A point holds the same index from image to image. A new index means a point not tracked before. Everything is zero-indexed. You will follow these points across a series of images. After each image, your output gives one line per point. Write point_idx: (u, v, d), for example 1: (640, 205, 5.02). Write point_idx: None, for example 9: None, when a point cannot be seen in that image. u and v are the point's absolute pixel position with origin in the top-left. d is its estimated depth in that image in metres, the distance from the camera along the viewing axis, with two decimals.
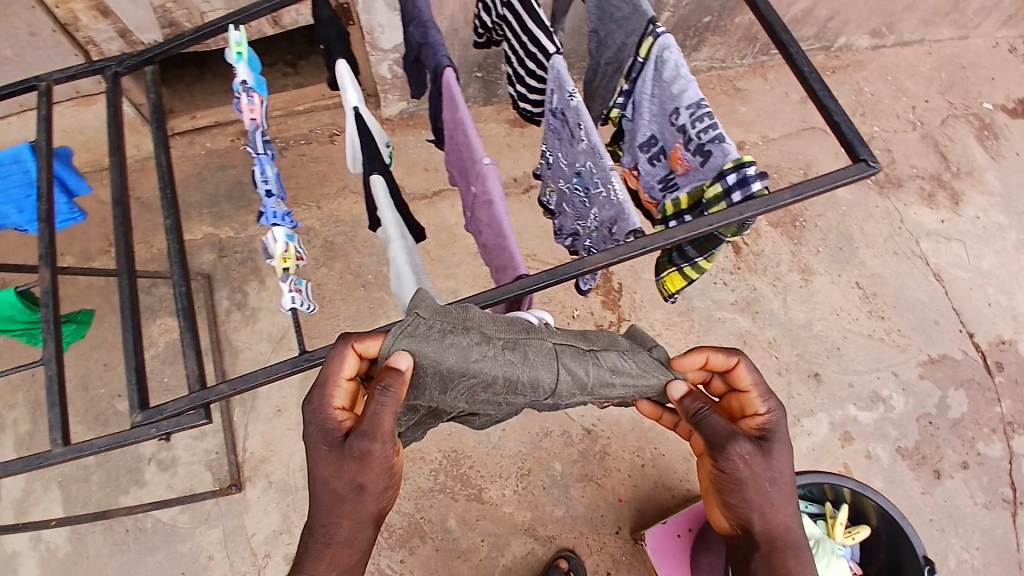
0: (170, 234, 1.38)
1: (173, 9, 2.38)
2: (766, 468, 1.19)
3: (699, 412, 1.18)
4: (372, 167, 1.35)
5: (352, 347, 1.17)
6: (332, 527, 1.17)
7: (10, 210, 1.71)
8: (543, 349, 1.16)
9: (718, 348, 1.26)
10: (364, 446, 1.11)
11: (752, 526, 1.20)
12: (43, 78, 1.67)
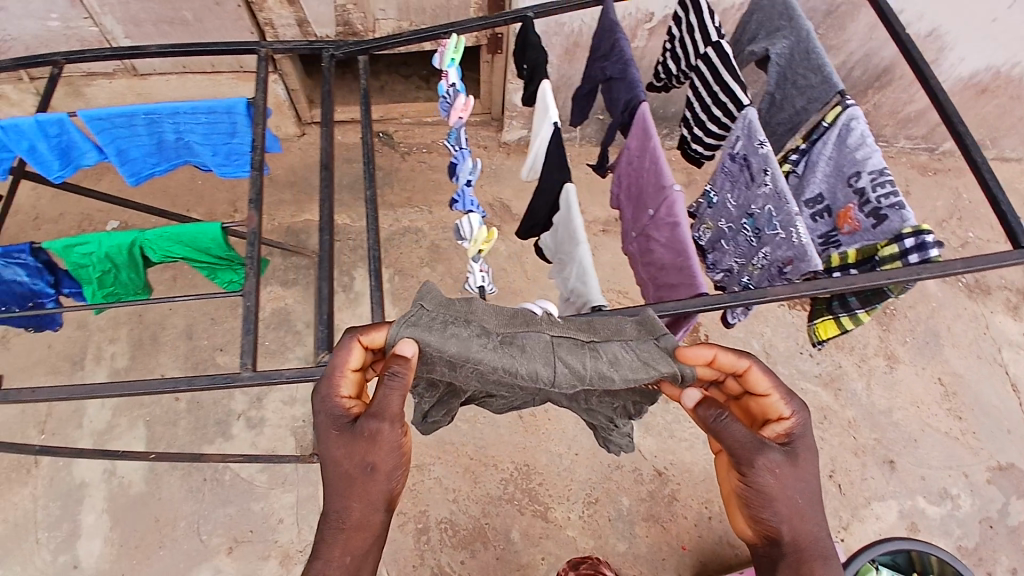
0: (370, 204, 1.51)
1: (351, 10, 2.64)
2: (790, 479, 1.15)
3: (717, 420, 1.12)
4: (563, 177, 1.48)
5: (358, 339, 1.20)
6: (344, 511, 1.18)
7: (205, 151, 1.80)
8: (543, 340, 1.18)
9: (727, 348, 1.20)
10: (373, 425, 1.14)
11: (781, 539, 1.16)
12: (264, 46, 1.86)
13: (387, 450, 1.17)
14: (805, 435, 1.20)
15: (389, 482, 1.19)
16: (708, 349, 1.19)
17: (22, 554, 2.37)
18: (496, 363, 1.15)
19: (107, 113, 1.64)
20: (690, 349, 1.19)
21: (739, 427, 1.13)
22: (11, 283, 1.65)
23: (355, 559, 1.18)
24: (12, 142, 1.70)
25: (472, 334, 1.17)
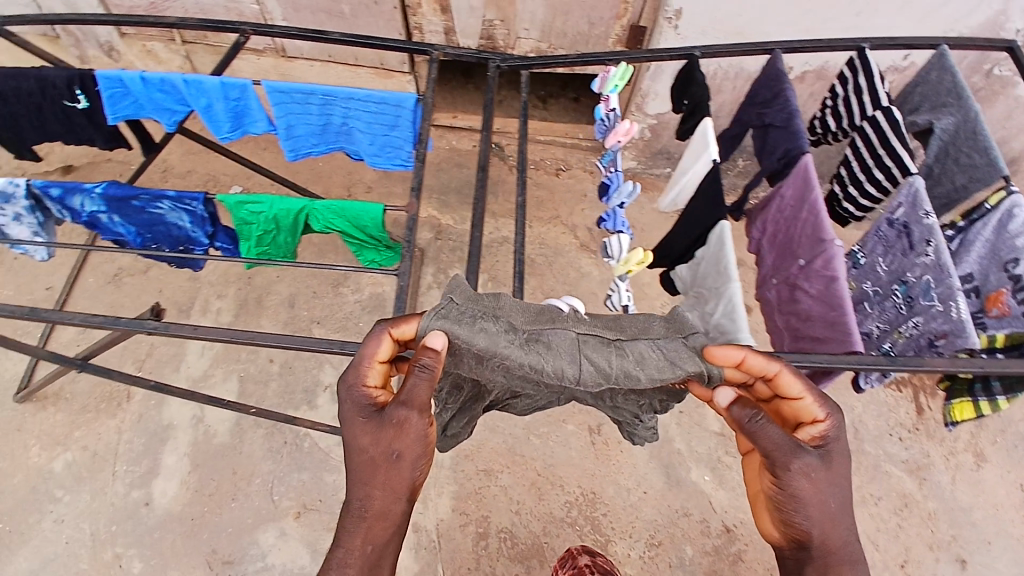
0: (519, 210, 1.63)
1: (497, 26, 2.77)
2: (821, 482, 1.20)
3: (753, 420, 1.17)
4: (718, 213, 1.46)
5: (388, 331, 1.24)
6: (367, 499, 1.24)
7: (364, 140, 1.92)
8: (568, 338, 1.25)
9: (758, 351, 1.25)
10: (401, 413, 1.20)
11: (809, 539, 1.21)
12: (436, 49, 2.03)
13: (413, 438, 1.23)
14: (836, 439, 1.24)
15: (412, 472, 1.25)
16: (738, 351, 1.24)
17: (99, 483, 2.49)
18: (527, 357, 1.22)
19: (289, 89, 1.76)
20: (717, 349, 1.24)
21: (772, 428, 1.18)
22: (171, 226, 1.76)
23: (375, 547, 1.24)
24: (194, 98, 1.83)
25: (499, 327, 1.24)
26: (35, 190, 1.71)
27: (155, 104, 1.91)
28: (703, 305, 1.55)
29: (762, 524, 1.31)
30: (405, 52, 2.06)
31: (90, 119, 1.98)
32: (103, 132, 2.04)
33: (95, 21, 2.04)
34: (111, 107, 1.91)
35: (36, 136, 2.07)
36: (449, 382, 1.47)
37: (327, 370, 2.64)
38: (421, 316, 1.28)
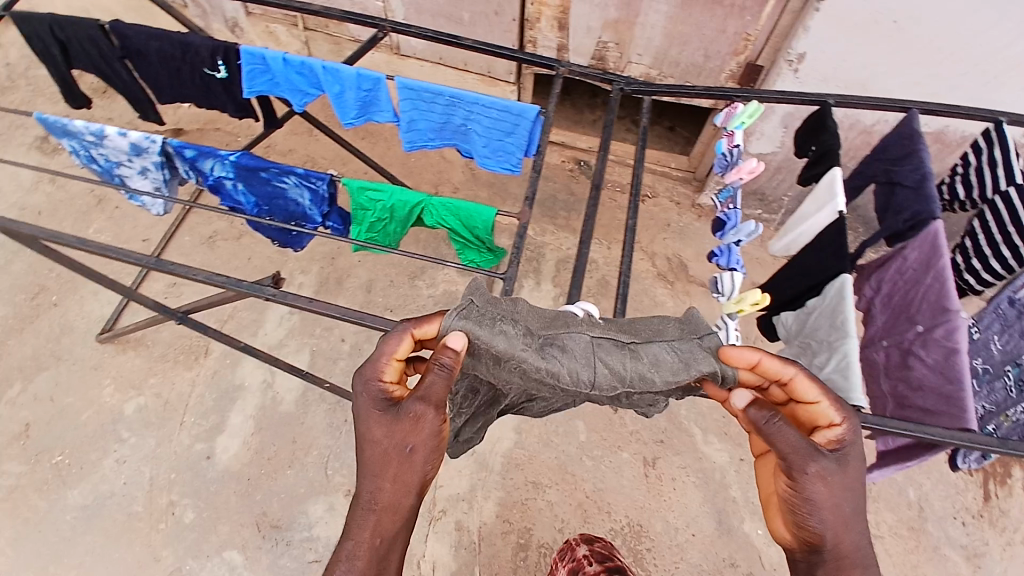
0: (630, 233, 1.61)
1: (611, 48, 2.79)
2: (838, 485, 1.14)
3: (769, 421, 1.13)
4: (841, 265, 1.49)
5: (411, 330, 1.23)
6: (376, 491, 1.21)
7: (479, 142, 1.98)
8: (585, 342, 1.29)
9: (773, 354, 1.25)
10: (418, 407, 1.18)
11: (821, 542, 1.15)
12: (561, 65, 1.99)
13: (427, 434, 1.20)
14: (854, 443, 1.19)
15: (425, 466, 1.23)
16: (752, 353, 1.25)
17: (166, 431, 2.58)
18: (547, 358, 1.25)
19: (420, 87, 1.84)
20: (734, 350, 1.28)
21: (789, 429, 1.13)
22: (291, 202, 1.84)
23: (382, 539, 1.20)
24: (328, 84, 1.92)
25: (518, 326, 1.26)
26: (171, 148, 1.77)
27: (289, 83, 1.98)
28: (808, 356, 1.55)
29: (773, 527, 1.24)
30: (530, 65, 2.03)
31: (223, 90, 2.11)
32: (232, 104, 2.17)
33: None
34: (247, 81, 2.00)
35: (168, 95, 2.21)
36: (466, 384, 1.48)
37: None
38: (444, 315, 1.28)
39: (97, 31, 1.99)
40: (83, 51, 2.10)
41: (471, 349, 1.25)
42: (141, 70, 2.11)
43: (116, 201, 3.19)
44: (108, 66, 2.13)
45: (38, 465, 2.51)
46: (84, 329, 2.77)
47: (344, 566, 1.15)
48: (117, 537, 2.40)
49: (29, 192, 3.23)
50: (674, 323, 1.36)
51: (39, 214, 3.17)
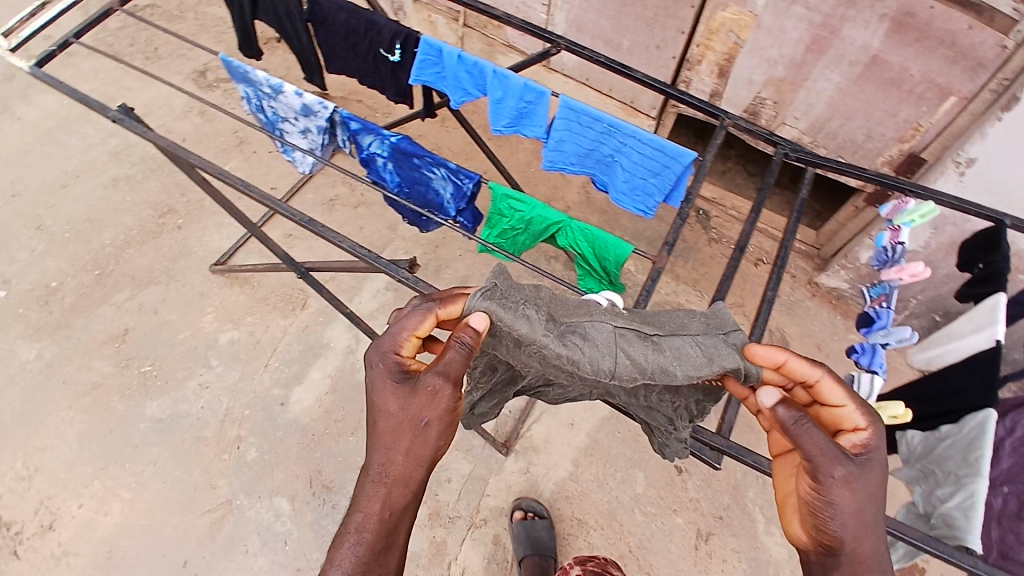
0: (766, 304, 1.57)
1: (766, 106, 2.73)
2: (862, 491, 1.08)
3: (797, 422, 1.06)
4: (988, 400, 1.40)
5: (434, 311, 1.18)
6: (387, 463, 1.17)
7: (621, 176, 1.98)
8: (606, 332, 1.20)
9: (801, 354, 1.16)
10: (436, 381, 1.14)
11: (840, 546, 1.08)
12: (727, 115, 1.94)
13: (443, 408, 1.16)
14: (880, 448, 1.13)
15: (437, 440, 1.18)
16: (780, 353, 1.17)
17: (250, 369, 2.69)
18: (566, 345, 1.17)
19: (580, 110, 1.84)
20: (759, 348, 1.18)
21: (815, 432, 1.06)
22: (432, 190, 1.91)
23: (392, 511, 1.17)
24: (491, 88, 1.92)
25: (539, 311, 1.19)
26: (339, 117, 1.84)
27: (453, 78, 1.97)
28: (928, 483, 1.44)
29: (789, 529, 1.19)
30: (694, 109, 1.99)
31: (391, 71, 2.12)
32: (394, 86, 2.17)
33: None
34: (416, 69, 2.00)
35: (337, 65, 2.24)
36: (484, 362, 1.48)
37: None
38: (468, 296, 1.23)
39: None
40: (274, 7, 2.18)
41: (493, 327, 1.19)
42: (319, 36, 2.15)
43: (255, 146, 3.40)
44: (293, 25, 2.20)
45: (126, 369, 2.65)
46: (199, 255, 2.95)
47: (352, 539, 1.12)
48: (182, 454, 2.49)
49: (179, 118, 3.47)
50: (697, 317, 1.27)
51: (184, 140, 3.40)
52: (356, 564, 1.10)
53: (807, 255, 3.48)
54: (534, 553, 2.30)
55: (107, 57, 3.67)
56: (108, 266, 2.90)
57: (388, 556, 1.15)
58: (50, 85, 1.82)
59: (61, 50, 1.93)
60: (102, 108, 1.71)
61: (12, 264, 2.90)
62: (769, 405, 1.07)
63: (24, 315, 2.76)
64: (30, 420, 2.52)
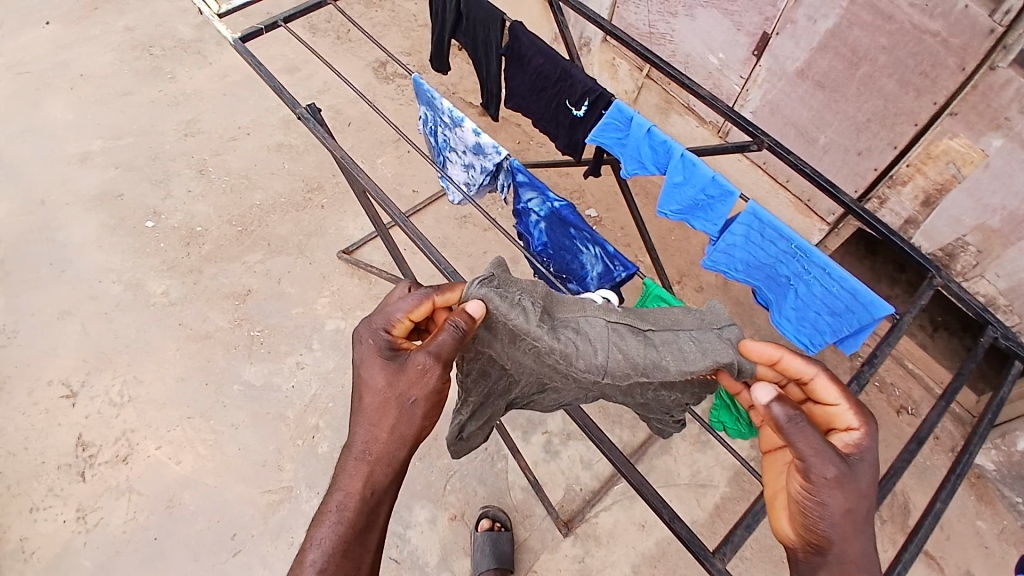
0: (930, 517, 1.41)
1: (967, 252, 2.40)
2: (854, 492, 1.13)
3: (793, 421, 1.11)
4: None
5: (432, 298, 1.29)
6: (369, 439, 1.22)
7: (790, 302, 1.77)
8: (601, 326, 1.35)
9: (795, 352, 1.28)
10: (424, 358, 1.20)
11: (829, 546, 1.14)
12: (940, 274, 1.65)
13: (432, 387, 1.21)
14: (872, 448, 1.19)
15: (422, 420, 1.23)
16: (774, 350, 1.28)
17: (344, 362, 2.70)
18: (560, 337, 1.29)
19: (767, 221, 1.62)
20: (753, 344, 1.31)
21: (808, 430, 1.12)
22: (577, 263, 1.80)
23: (372, 490, 1.21)
24: (672, 170, 1.76)
25: (534, 301, 1.30)
26: (508, 165, 1.76)
27: (634, 149, 1.84)
28: None
29: (778, 527, 1.24)
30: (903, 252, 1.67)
31: (569, 124, 2.03)
32: (567, 137, 2.09)
33: (631, 44, 1.97)
34: (597, 130, 1.89)
35: (516, 100, 2.19)
36: (476, 368, 1.48)
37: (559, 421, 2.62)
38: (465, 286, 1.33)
39: (500, 18, 2.03)
40: (475, 29, 2.17)
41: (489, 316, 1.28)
42: (509, 70, 2.11)
43: (410, 146, 3.48)
44: (487, 51, 2.18)
45: (236, 328, 2.77)
46: (331, 238, 3.05)
47: (333, 518, 1.16)
48: (261, 425, 2.54)
49: (350, 101, 3.62)
50: (691, 314, 1.40)
51: (349, 124, 3.55)
52: (335, 543, 1.15)
53: (955, 417, 3.01)
54: (497, 568, 2.26)
55: (304, 29, 3.91)
56: (250, 226, 3.08)
57: (368, 536, 1.19)
58: (246, 61, 1.87)
59: (267, 30, 1.98)
60: (289, 99, 1.75)
61: (166, 199, 3.16)
62: (766, 402, 1.11)
63: (163, 250, 2.98)
64: (139, 350, 2.69)
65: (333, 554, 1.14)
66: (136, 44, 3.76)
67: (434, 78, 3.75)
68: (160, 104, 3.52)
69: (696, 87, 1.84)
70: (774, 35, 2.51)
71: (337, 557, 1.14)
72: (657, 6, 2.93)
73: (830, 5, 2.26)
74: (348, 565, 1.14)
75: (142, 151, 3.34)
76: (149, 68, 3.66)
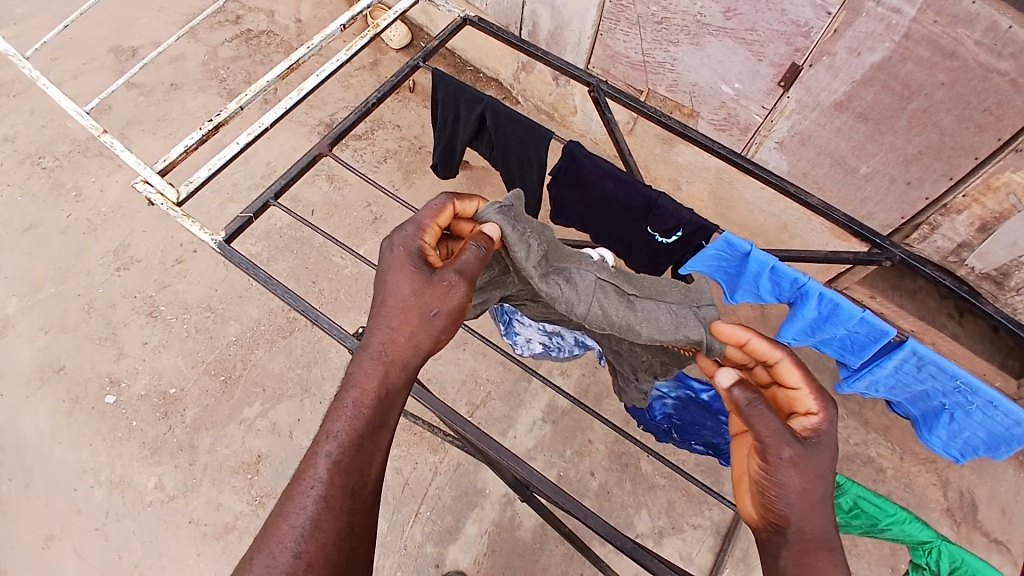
0: None
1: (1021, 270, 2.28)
2: (810, 471, 1.15)
3: (751, 403, 1.13)
4: None
5: (453, 203, 1.37)
6: (389, 339, 1.27)
7: (941, 414, 1.59)
8: (590, 281, 1.42)
9: (763, 335, 1.29)
10: (452, 276, 1.28)
11: (788, 524, 1.14)
12: None
13: (455, 303, 1.29)
14: (830, 431, 1.20)
15: (440, 332, 1.29)
16: (742, 332, 1.30)
17: (404, 517, 2.45)
18: (549, 284, 1.40)
19: (928, 357, 1.45)
20: (723, 326, 1.34)
21: (766, 413, 1.14)
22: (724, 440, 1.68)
23: (387, 390, 1.23)
24: (805, 307, 1.49)
25: (539, 243, 1.41)
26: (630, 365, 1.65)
27: (749, 283, 1.54)
28: None
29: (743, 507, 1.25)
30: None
31: (647, 250, 1.71)
32: (643, 260, 1.76)
33: (718, 155, 1.81)
34: (697, 262, 1.57)
35: (569, 219, 1.82)
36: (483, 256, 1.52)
37: (622, 520, 2.49)
38: (482, 197, 1.43)
39: (548, 138, 1.65)
40: (506, 145, 1.76)
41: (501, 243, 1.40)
42: (559, 191, 1.74)
43: (391, 226, 3.04)
44: (524, 166, 1.78)
45: (260, 509, 2.43)
46: (336, 363, 2.65)
47: (349, 413, 1.18)
48: None
49: (305, 183, 3.12)
50: (677, 287, 1.45)
51: (312, 213, 3.06)
52: (350, 435, 1.16)
53: None
54: None
55: (221, 96, 3.30)
56: (235, 371, 2.65)
57: (380, 433, 1.20)
58: (250, 274, 1.46)
59: (258, 215, 1.55)
60: (332, 331, 1.42)
61: (121, 360, 2.66)
62: (726, 386, 1.15)
63: (140, 429, 2.55)
64: (161, 568, 2.36)
65: (349, 446, 1.16)
66: (22, 156, 3.04)
67: (392, 133, 3.25)
68: (75, 234, 2.89)
69: (806, 197, 1.68)
70: (806, 67, 2.22)
71: (351, 449, 1.16)
72: (653, 33, 2.56)
73: (878, 38, 1.98)
74: (361, 457, 1.15)
75: (74, 302, 2.77)
76: (48, 187, 2.98)
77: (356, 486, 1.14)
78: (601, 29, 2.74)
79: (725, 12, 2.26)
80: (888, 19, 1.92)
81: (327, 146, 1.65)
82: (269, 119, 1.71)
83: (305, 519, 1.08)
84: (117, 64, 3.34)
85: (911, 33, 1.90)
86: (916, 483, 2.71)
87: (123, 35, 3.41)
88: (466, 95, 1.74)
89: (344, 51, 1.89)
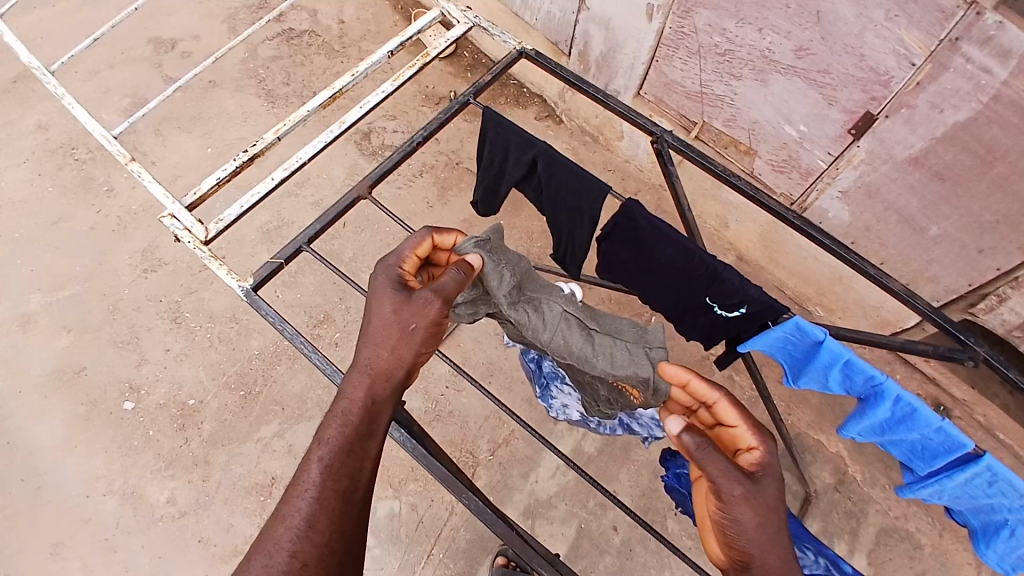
0: None
1: None
2: (762, 505, 1.13)
3: (702, 448, 1.10)
4: None
5: (431, 236, 1.40)
6: (372, 354, 1.25)
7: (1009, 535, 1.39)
8: (556, 312, 1.46)
9: (701, 376, 1.30)
10: (429, 295, 1.27)
11: (752, 559, 1.12)
12: None
13: (433, 319, 1.27)
14: (773, 463, 1.19)
15: (422, 346, 1.28)
16: (684, 373, 1.30)
17: (414, 556, 2.37)
18: (518, 311, 1.45)
19: (1003, 476, 1.28)
20: (668, 367, 1.32)
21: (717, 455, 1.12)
22: None
23: (374, 400, 1.22)
24: (876, 405, 1.34)
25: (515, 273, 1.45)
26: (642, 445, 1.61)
27: (816, 372, 1.41)
28: None
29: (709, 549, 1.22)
30: None
31: (704, 320, 1.58)
32: (697, 329, 1.63)
33: (790, 223, 1.69)
34: (760, 342, 1.44)
35: (619, 277, 1.69)
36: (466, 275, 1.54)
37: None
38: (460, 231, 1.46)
39: (606, 193, 1.54)
40: (556, 195, 1.64)
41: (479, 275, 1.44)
42: (610, 249, 1.61)
43: None
44: (574, 218, 1.66)
45: None
46: None
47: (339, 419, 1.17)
48: None
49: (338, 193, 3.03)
50: (635, 328, 1.48)
51: (343, 225, 2.98)
52: (340, 441, 1.15)
53: None
54: None
55: (260, 97, 3.23)
56: (255, 387, 2.58)
57: (369, 442, 1.18)
58: (276, 327, 1.46)
59: (288, 261, 1.52)
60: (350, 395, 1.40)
61: (142, 366, 2.62)
62: (675, 433, 1.12)
63: (155, 440, 2.51)
64: None
65: (340, 451, 1.14)
66: (54, 147, 3.00)
67: (429, 147, 3.14)
68: (104, 231, 2.85)
69: (889, 280, 1.61)
70: (881, 117, 2.03)
71: (343, 453, 1.14)
72: (713, 65, 2.40)
73: (964, 97, 1.80)
74: (352, 463, 1.14)
75: (98, 302, 2.73)
76: (79, 180, 2.94)
77: (347, 491, 1.12)
78: (658, 55, 2.59)
79: (796, 50, 2.09)
80: (977, 79, 1.74)
81: (366, 189, 1.64)
82: (307, 154, 1.71)
83: (300, 520, 1.06)
84: (158, 57, 3.29)
85: (1000, 96, 1.73)
86: (956, 566, 2.53)
87: (164, 27, 3.35)
88: (518, 138, 1.63)
89: (390, 83, 1.85)
